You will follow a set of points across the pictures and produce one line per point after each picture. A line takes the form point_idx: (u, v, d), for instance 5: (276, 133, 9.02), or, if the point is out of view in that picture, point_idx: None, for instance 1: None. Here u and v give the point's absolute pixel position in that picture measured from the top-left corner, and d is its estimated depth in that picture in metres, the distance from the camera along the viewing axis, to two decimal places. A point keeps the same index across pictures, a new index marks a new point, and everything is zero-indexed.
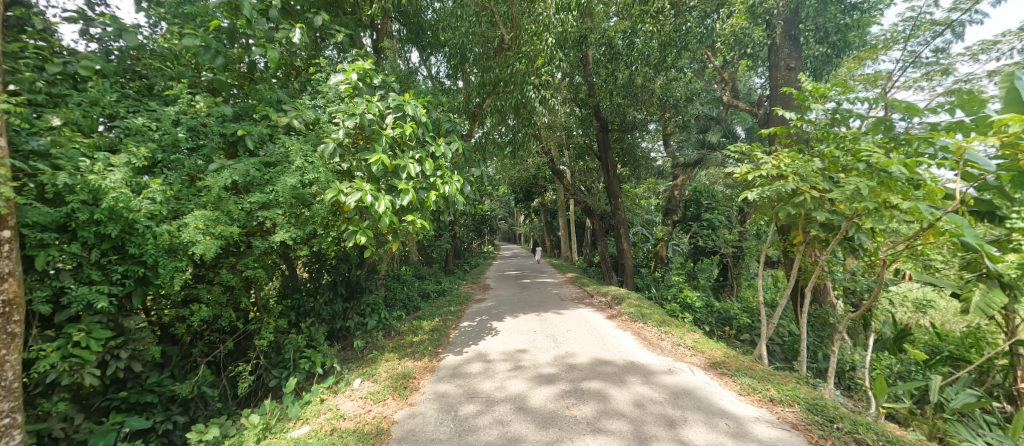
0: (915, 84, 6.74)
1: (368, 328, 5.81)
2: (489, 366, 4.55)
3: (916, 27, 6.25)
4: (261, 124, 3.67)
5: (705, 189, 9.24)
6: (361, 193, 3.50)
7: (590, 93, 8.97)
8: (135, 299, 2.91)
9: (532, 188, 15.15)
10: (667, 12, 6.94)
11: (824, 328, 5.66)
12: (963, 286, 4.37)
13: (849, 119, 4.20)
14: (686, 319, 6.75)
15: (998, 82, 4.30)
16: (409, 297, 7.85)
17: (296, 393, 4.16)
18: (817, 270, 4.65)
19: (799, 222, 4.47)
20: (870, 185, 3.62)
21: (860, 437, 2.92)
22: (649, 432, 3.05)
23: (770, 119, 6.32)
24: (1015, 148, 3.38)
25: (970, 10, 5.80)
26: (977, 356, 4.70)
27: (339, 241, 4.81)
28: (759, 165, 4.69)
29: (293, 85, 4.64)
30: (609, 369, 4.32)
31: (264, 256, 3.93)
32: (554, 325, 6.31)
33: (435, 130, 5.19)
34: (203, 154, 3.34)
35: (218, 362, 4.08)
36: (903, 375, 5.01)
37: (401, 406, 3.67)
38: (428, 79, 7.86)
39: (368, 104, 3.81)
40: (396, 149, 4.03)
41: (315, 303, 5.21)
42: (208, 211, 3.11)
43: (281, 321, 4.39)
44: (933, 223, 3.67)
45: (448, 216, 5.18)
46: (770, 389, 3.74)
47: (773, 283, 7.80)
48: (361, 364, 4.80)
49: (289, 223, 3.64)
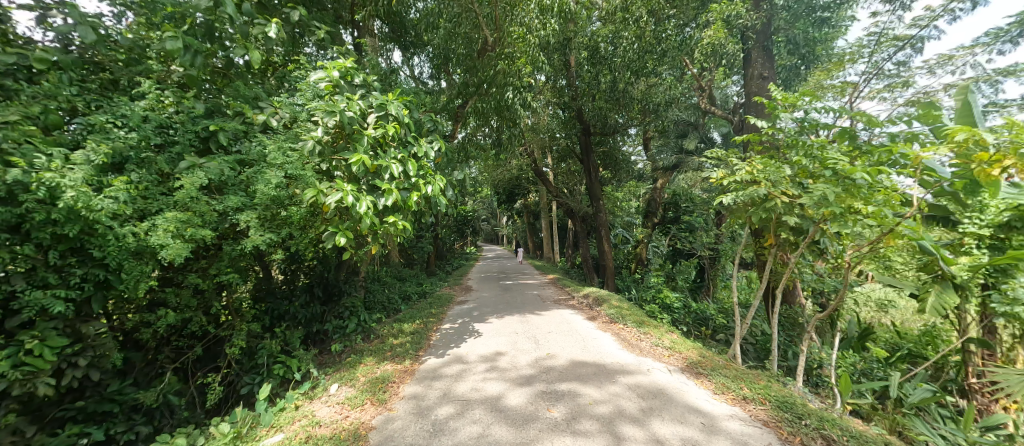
0: (878, 95, 7.10)
1: (347, 331, 5.69)
2: (468, 368, 4.52)
3: (880, 41, 6.60)
4: (236, 121, 3.55)
5: (683, 192, 9.43)
6: (341, 193, 3.42)
7: (572, 97, 9.07)
8: (96, 304, 2.76)
9: (514, 190, 15.19)
10: (646, 19, 7.02)
11: (794, 328, 5.89)
12: (921, 287, 4.63)
13: (816, 128, 4.39)
14: (664, 320, 6.90)
15: (952, 95, 4.57)
16: (389, 300, 7.74)
17: (270, 400, 4.02)
18: (788, 272, 4.84)
19: (770, 225, 4.65)
20: (836, 192, 3.81)
21: (827, 433, 3.04)
22: (626, 431, 3.08)
23: (745, 126, 6.53)
24: (969, 158, 3.57)
25: (928, 27, 6.17)
26: (934, 353, 4.96)
27: (318, 242, 4.70)
28: (734, 170, 4.85)
29: (270, 82, 4.52)
30: (587, 370, 4.36)
31: (237, 259, 3.80)
32: (535, 326, 6.33)
33: (418, 130, 5.14)
34: (173, 152, 3.20)
35: (186, 368, 3.91)
36: (866, 372, 5.25)
37: (379, 411, 3.59)
38: (410, 79, 7.79)
39: (348, 102, 3.73)
40: (378, 149, 3.97)
41: (291, 306, 5.06)
42: (178, 211, 2.98)
43: (255, 326, 4.24)
44: (893, 228, 3.87)
45: (429, 217, 5.12)
46: (743, 388, 3.85)
47: (747, 283, 8.06)
48: (339, 369, 4.69)
49: (264, 224, 3.52)
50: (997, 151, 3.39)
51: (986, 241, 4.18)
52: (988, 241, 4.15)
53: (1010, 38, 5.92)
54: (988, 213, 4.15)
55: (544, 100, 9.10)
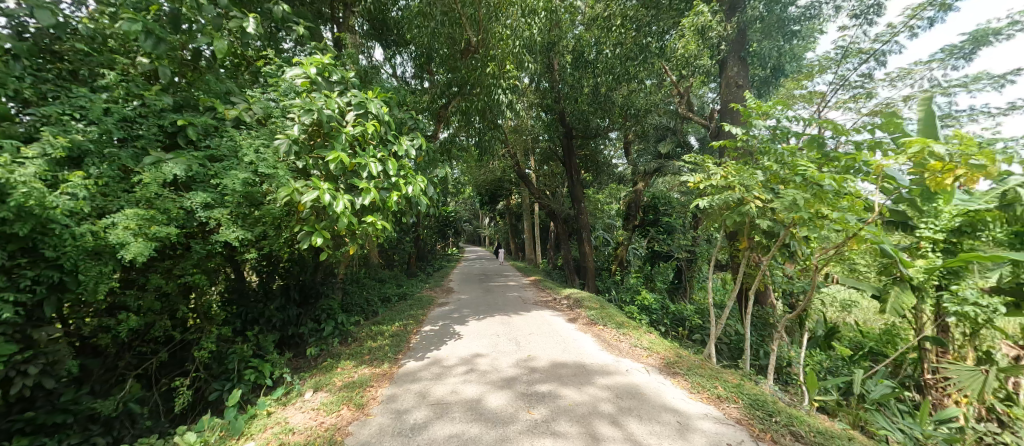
0: (843, 106, 7.46)
1: (323, 335, 5.53)
2: (446, 371, 4.46)
3: (846, 53, 6.94)
4: (206, 115, 3.41)
5: (662, 196, 9.61)
6: (318, 192, 3.32)
7: (556, 100, 9.20)
8: (49, 307, 2.58)
9: (497, 192, 15.21)
10: (628, 26, 7.17)
11: (765, 328, 6.11)
12: (881, 289, 4.88)
13: (787, 136, 4.55)
14: (643, 321, 7.04)
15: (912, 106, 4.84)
16: (368, 302, 7.57)
17: (240, 407, 3.86)
18: (760, 274, 5.01)
19: (744, 229, 4.81)
20: (805, 197, 3.97)
21: (795, 430, 3.16)
22: (603, 431, 3.11)
23: (721, 133, 6.69)
24: (924, 167, 3.85)
25: (889, 42, 6.54)
26: (893, 351, 5.23)
27: (293, 243, 4.56)
28: (710, 174, 4.98)
29: (244, 77, 4.37)
30: (566, 371, 4.38)
31: (206, 260, 3.64)
32: (516, 328, 6.33)
33: (399, 128, 5.08)
34: (139, 147, 3.05)
35: (149, 375, 3.71)
36: (832, 369, 5.50)
37: (356, 416, 3.50)
38: (392, 78, 7.68)
39: (326, 100, 3.66)
40: (357, 147, 3.88)
41: (264, 309, 4.89)
42: (142, 209, 2.82)
43: (225, 329, 4.07)
44: (857, 232, 4.07)
45: (410, 218, 5.05)
46: (718, 387, 3.96)
47: (722, 285, 8.33)
48: (314, 373, 4.56)
49: (236, 223, 3.39)
50: (948, 160, 3.67)
51: (940, 244, 4.43)
52: (941, 245, 4.41)
53: (963, 55, 6.34)
54: (941, 218, 4.42)
55: (529, 102, 9.18)
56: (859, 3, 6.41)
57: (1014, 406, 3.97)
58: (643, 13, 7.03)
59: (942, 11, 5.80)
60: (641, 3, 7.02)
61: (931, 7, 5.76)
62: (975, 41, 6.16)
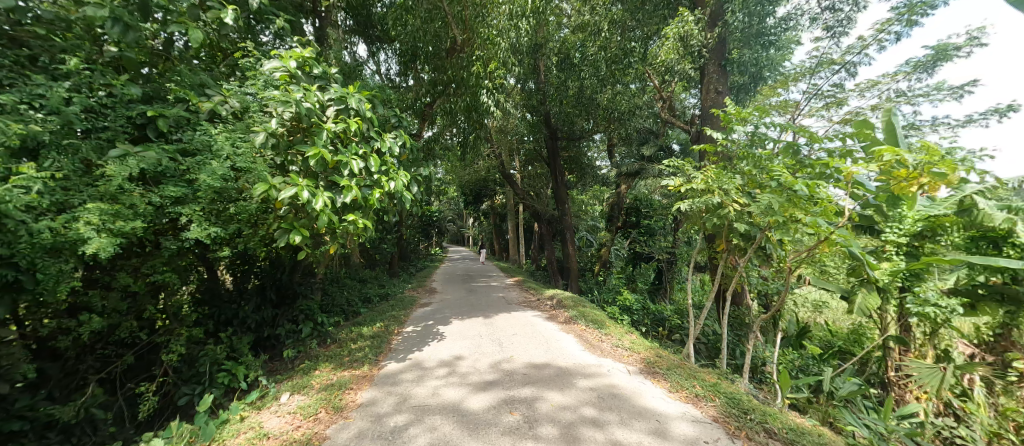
0: (816, 114, 7.76)
1: (301, 336, 5.37)
2: (427, 373, 4.41)
3: (819, 63, 7.22)
4: (178, 107, 3.26)
5: (644, 198, 9.79)
6: (297, 189, 3.23)
7: (541, 101, 9.29)
8: (2, 308, 2.42)
9: (481, 192, 15.19)
10: (613, 31, 7.28)
11: (741, 327, 6.29)
12: (850, 290, 5.10)
13: (764, 141, 4.68)
14: (625, 321, 7.15)
15: (880, 115, 5.08)
16: (348, 302, 7.43)
17: (211, 412, 3.71)
18: (737, 275, 5.16)
19: (723, 231, 4.93)
20: (780, 202, 4.12)
21: (769, 427, 3.26)
22: (583, 434, 3.14)
23: (701, 137, 6.82)
24: (891, 174, 4.04)
25: (859, 54, 6.84)
26: (860, 350, 5.45)
27: (270, 241, 4.42)
28: (690, 178, 5.09)
29: (220, 69, 4.21)
30: (547, 373, 4.40)
31: (176, 258, 3.49)
32: (499, 328, 6.31)
33: (382, 125, 5.00)
34: (104, 139, 2.89)
35: (113, 379, 3.53)
36: (803, 368, 5.69)
37: (334, 420, 3.42)
38: (376, 74, 7.56)
39: (305, 93, 3.55)
40: (338, 144, 3.79)
41: (239, 310, 4.72)
42: (106, 204, 2.67)
43: (196, 331, 3.90)
44: (828, 235, 4.23)
45: (392, 216, 4.97)
46: (696, 386, 4.05)
47: (700, 285, 8.56)
48: (291, 376, 4.43)
49: (210, 220, 3.27)
50: (912, 169, 3.88)
51: (903, 248, 4.67)
52: (905, 248, 4.66)
53: (926, 68, 6.69)
54: (905, 222, 4.68)
55: (514, 103, 9.22)
56: (833, 16, 6.69)
57: (969, 402, 4.20)
58: (628, 17, 7.15)
59: (908, 26, 6.11)
60: (625, 8, 7.13)
61: (898, 22, 6.07)
62: (937, 56, 6.53)
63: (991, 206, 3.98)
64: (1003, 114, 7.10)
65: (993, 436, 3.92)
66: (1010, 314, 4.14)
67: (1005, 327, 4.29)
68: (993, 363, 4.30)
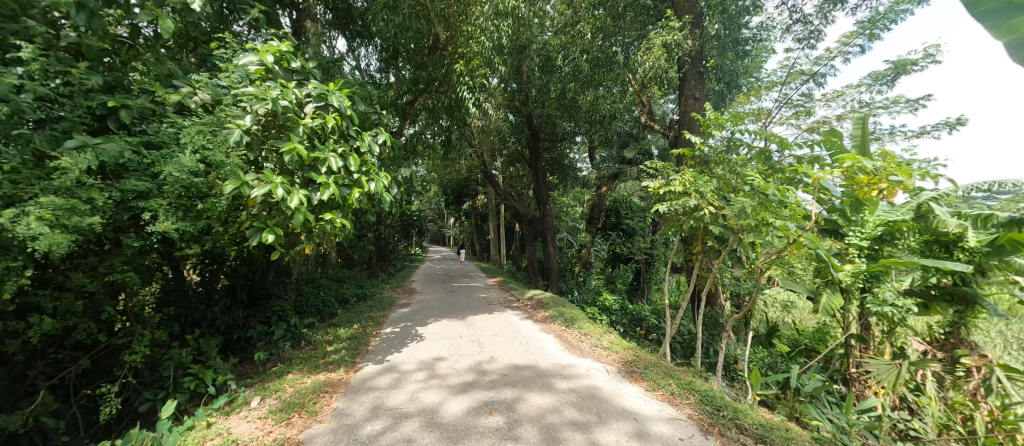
0: (786, 121, 8.10)
1: (273, 338, 5.19)
2: (405, 377, 4.34)
3: (790, 74, 7.54)
4: (143, 98, 3.10)
5: (623, 199, 9.94)
6: (271, 186, 3.12)
7: (524, 102, 9.35)
8: None
9: (462, 192, 15.14)
10: (595, 35, 7.39)
11: (715, 327, 6.48)
12: (815, 290, 5.34)
13: (739, 147, 4.83)
14: (604, 321, 7.27)
15: (851, 124, 5.32)
16: (325, 303, 7.25)
17: (175, 418, 3.52)
18: (712, 276, 5.31)
19: (699, 234, 5.06)
20: (753, 206, 4.28)
21: (740, 422, 3.37)
22: (563, 435, 3.16)
23: (679, 141, 6.99)
24: (855, 180, 4.26)
25: (826, 66, 7.18)
26: (824, 348, 5.64)
27: (241, 240, 4.24)
28: (669, 181, 5.21)
29: (189, 60, 4.02)
30: (528, 374, 4.41)
31: (138, 257, 3.30)
32: (479, 329, 6.28)
33: (362, 123, 4.89)
34: (59, 130, 2.71)
35: (66, 385, 3.30)
36: (772, 365, 5.92)
37: (308, 425, 3.33)
38: (356, 70, 7.40)
39: (283, 90, 3.44)
40: (315, 141, 3.68)
41: (207, 311, 4.52)
42: (61, 198, 2.51)
43: (160, 333, 3.71)
44: (797, 238, 4.42)
45: (371, 216, 4.86)
46: (671, 384, 4.15)
47: (677, 286, 8.77)
48: (262, 380, 4.29)
49: (176, 216, 3.12)
50: (873, 175, 4.11)
51: (864, 251, 4.92)
52: (866, 251, 4.91)
53: (886, 81, 7.09)
54: (866, 227, 4.90)
55: (497, 103, 9.24)
56: (803, 29, 7.00)
57: (922, 396, 4.46)
58: (610, 23, 7.29)
59: (870, 40, 6.46)
60: (607, 14, 7.26)
61: (862, 36, 6.40)
62: (897, 70, 6.92)
63: (944, 212, 4.46)
64: (954, 127, 7.59)
65: (942, 428, 4.19)
66: (958, 313, 4.50)
67: (954, 325, 4.59)
68: (944, 359, 4.57)
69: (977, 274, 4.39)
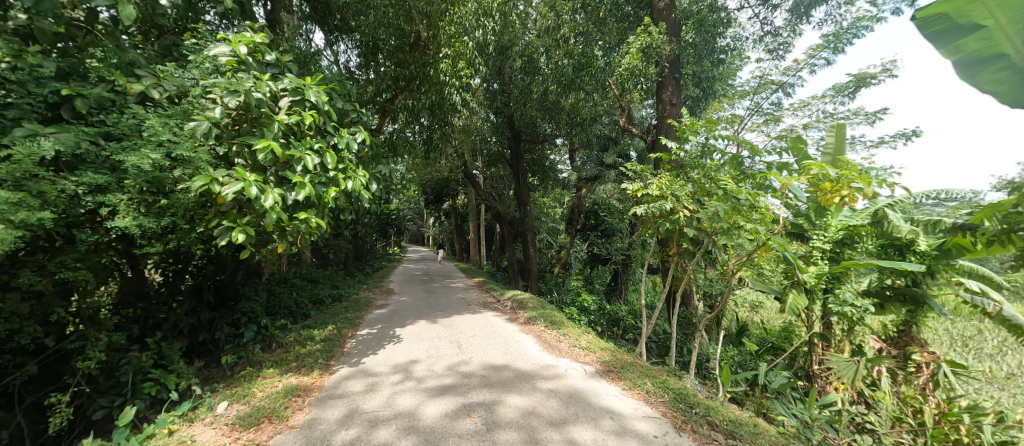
0: (757, 128, 8.43)
1: (242, 341, 4.99)
2: (380, 381, 4.25)
3: (761, 83, 7.86)
4: (101, 87, 2.90)
5: (603, 201, 10.08)
6: (243, 183, 2.99)
7: (505, 103, 9.39)
8: None
9: (443, 192, 15.02)
10: (576, 40, 7.50)
11: (688, 327, 6.67)
12: (782, 291, 5.58)
13: (713, 152, 4.98)
14: (582, 321, 7.38)
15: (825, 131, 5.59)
16: (298, 304, 7.03)
17: (134, 427, 3.32)
18: (686, 277, 5.45)
19: (675, 236, 5.19)
20: (725, 209, 4.42)
21: (712, 419, 3.47)
22: (541, 436, 3.18)
23: (656, 145, 7.15)
24: (819, 186, 4.48)
25: (794, 76, 7.52)
26: (790, 346, 5.86)
27: (207, 238, 4.05)
28: (646, 184, 5.32)
29: (153, 49, 3.80)
30: (506, 375, 4.40)
31: (94, 255, 3.09)
32: (458, 330, 6.22)
33: (339, 119, 4.76)
34: (6, 117, 2.50)
35: (9, 394, 3.03)
36: (741, 363, 6.15)
37: (278, 431, 3.22)
38: (334, 65, 7.21)
39: (256, 82, 3.32)
40: (290, 137, 3.56)
41: (170, 313, 4.28)
42: (7, 190, 2.30)
43: (118, 336, 3.49)
44: (765, 241, 4.60)
45: (348, 214, 4.73)
46: (647, 383, 4.23)
47: (653, 287, 8.98)
48: (229, 385, 4.11)
49: (138, 212, 2.94)
50: (836, 182, 4.33)
51: (827, 254, 5.18)
52: (829, 254, 5.17)
53: (848, 93, 7.49)
54: (829, 231, 5.16)
55: (479, 103, 9.25)
56: (773, 40, 7.31)
57: (877, 391, 4.73)
58: (592, 28, 7.40)
59: (835, 53, 6.80)
60: (588, 18, 7.35)
61: (827, 49, 6.73)
62: (858, 82, 7.32)
63: (898, 218, 4.76)
64: (909, 137, 8.09)
65: (896, 421, 4.46)
66: (911, 312, 4.81)
67: (906, 324, 4.91)
68: (897, 356, 4.86)
69: (928, 275, 4.70)
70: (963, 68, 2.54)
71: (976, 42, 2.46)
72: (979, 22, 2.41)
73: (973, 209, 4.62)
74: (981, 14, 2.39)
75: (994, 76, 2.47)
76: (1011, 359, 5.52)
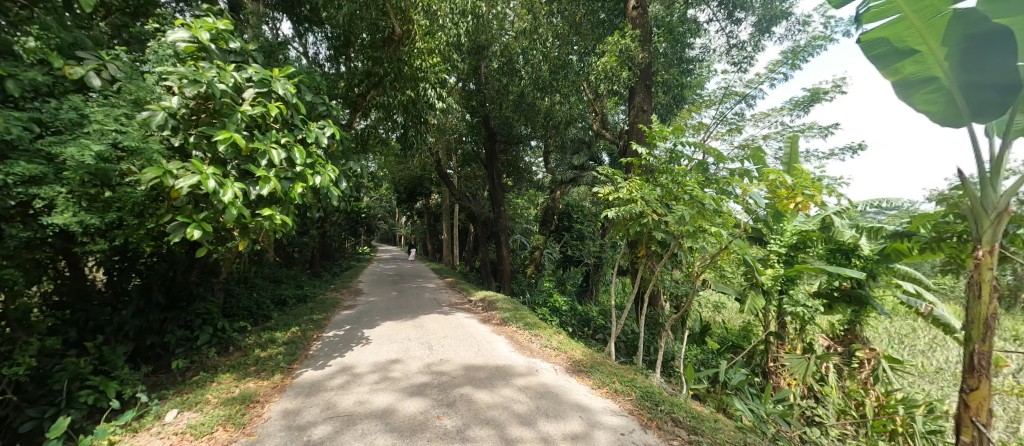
0: (721, 137, 8.82)
1: (195, 344, 4.67)
2: (351, 381, 4.09)
3: (726, 94, 8.23)
4: (37, 68, 2.63)
5: (575, 204, 10.25)
6: (200, 176, 2.80)
7: (481, 102, 9.39)
8: None
9: (415, 191, 14.78)
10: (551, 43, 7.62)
11: (656, 326, 6.87)
12: (741, 292, 5.85)
13: (680, 158, 5.15)
14: (554, 322, 7.46)
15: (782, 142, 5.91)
16: (259, 305, 6.67)
17: (68, 439, 3.03)
18: (654, 279, 5.61)
19: (644, 239, 5.33)
20: (691, 213, 4.61)
21: (676, 416, 3.59)
22: (514, 433, 3.14)
23: (627, 150, 7.36)
24: (776, 193, 4.72)
25: (756, 89, 7.95)
26: (749, 344, 6.16)
27: (159, 235, 3.76)
28: (617, 188, 5.43)
29: (100, 30, 3.51)
30: (481, 374, 4.35)
31: (23, 251, 2.79)
32: (429, 331, 6.10)
33: (308, 112, 4.58)
34: None
35: None
36: (704, 361, 6.40)
37: (234, 438, 3.02)
38: (303, 57, 6.96)
39: (219, 71, 3.14)
40: (254, 129, 3.38)
41: (115, 315, 3.95)
42: None
43: (53, 340, 3.17)
44: (728, 244, 4.82)
45: (316, 211, 4.53)
46: (615, 382, 4.31)
47: (623, 288, 9.22)
48: (180, 391, 3.84)
49: (80, 206, 2.69)
50: (791, 189, 4.58)
51: (782, 257, 5.48)
52: (784, 257, 5.48)
53: (803, 107, 7.99)
54: (784, 236, 5.49)
55: (454, 102, 9.19)
56: (738, 54, 7.68)
57: (825, 386, 5.05)
58: (569, 31, 7.51)
59: (792, 69, 7.22)
60: (565, 21, 7.41)
61: (785, 65, 7.15)
62: (812, 97, 7.82)
63: (844, 224, 5.12)
64: (855, 150, 8.73)
65: (841, 413, 4.78)
66: (855, 312, 5.17)
67: (851, 323, 5.29)
68: (843, 353, 5.22)
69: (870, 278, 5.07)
70: (904, 87, 3.03)
71: (913, 65, 2.93)
72: (914, 47, 2.86)
73: (910, 217, 5.03)
74: (915, 41, 2.83)
75: (925, 96, 2.98)
76: (939, 355, 6.05)
